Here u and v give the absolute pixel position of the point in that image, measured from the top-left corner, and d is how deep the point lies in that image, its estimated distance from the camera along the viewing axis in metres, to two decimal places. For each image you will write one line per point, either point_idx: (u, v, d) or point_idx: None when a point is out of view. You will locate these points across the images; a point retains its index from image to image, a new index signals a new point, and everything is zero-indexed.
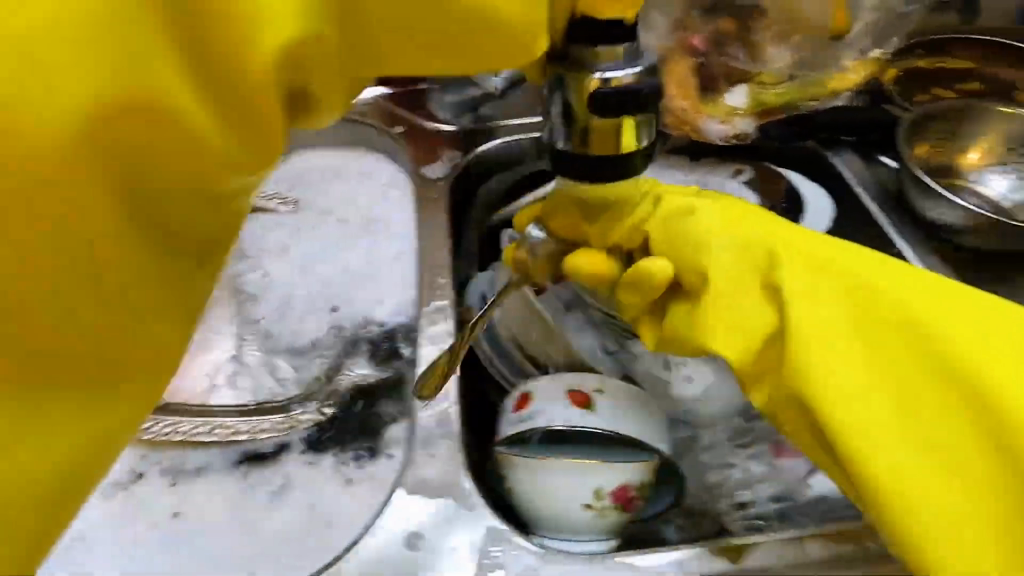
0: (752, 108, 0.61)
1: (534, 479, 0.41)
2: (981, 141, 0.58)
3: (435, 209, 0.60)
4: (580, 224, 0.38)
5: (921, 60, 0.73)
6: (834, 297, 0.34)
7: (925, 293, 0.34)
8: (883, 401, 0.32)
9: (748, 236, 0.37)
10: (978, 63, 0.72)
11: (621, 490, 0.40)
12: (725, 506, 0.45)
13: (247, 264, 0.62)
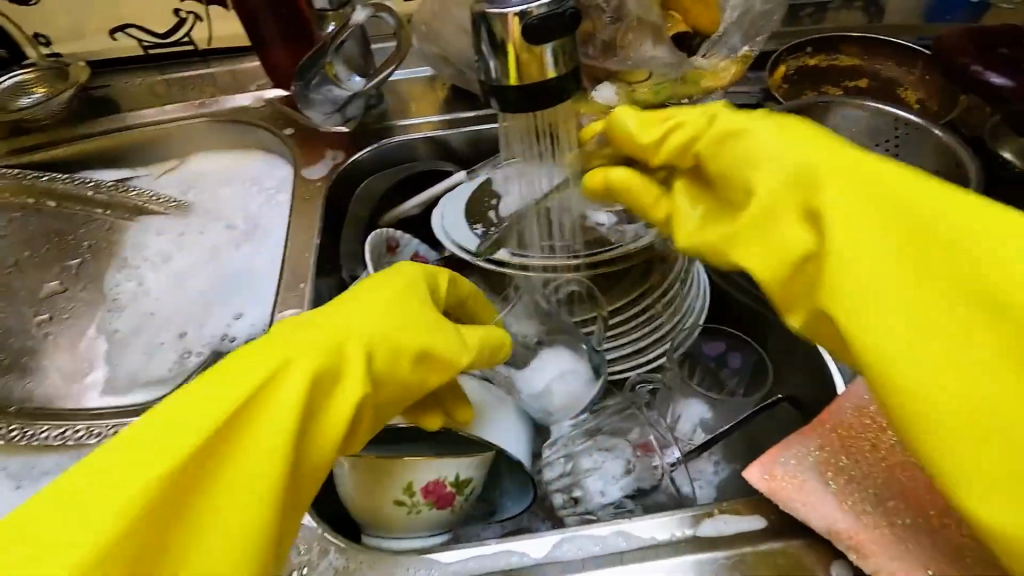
0: (628, 106, 0.60)
1: (351, 477, 0.40)
2: (841, 137, 0.59)
3: (308, 210, 0.61)
4: (636, 140, 0.39)
5: (811, 58, 0.73)
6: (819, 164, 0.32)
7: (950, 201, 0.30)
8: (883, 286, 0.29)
9: (779, 140, 0.34)
10: (861, 59, 0.72)
11: (436, 486, 0.40)
12: (562, 500, 0.49)
13: (127, 275, 0.63)
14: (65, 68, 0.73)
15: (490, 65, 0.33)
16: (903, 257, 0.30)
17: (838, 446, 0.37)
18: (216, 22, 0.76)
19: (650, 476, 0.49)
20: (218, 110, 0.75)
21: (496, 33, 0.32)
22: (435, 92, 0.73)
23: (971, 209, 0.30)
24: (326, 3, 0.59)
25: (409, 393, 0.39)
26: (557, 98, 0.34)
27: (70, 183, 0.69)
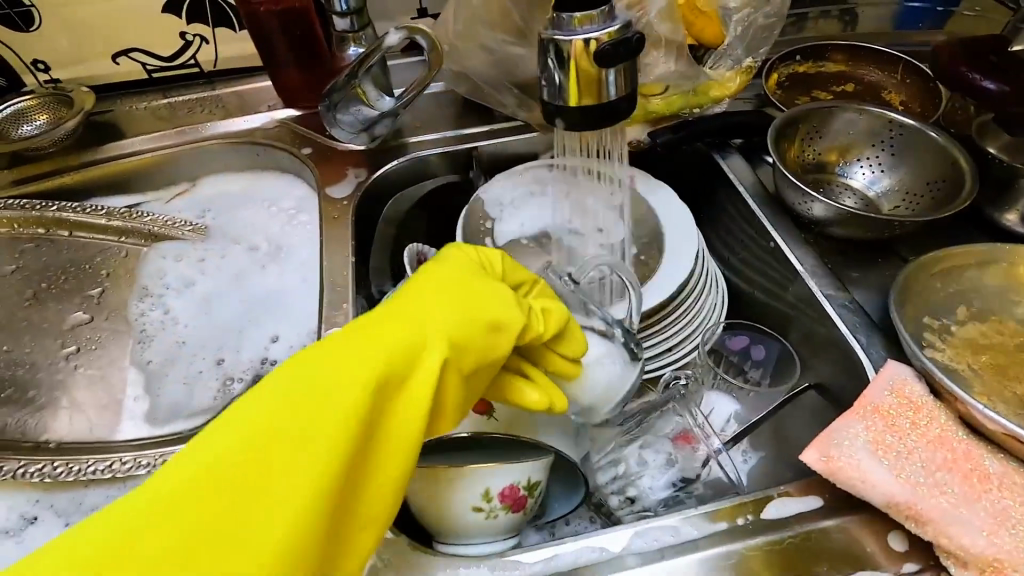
0: (643, 117, 0.64)
1: (424, 486, 0.41)
2: (842, 139, 0.63)
3: (337, 228, 0.61)
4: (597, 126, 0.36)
5: (801, 66, 0.78)
6: None
7: None
8: None
9: None
10: (848, 66, 0.78)
11: (511, 490, 0.41)
12: (618, 501, 0.51)
13: (150, 302, 0.62)
14: (67, 94, 0.72)
15: (557, 84, 0.35)
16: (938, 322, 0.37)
17: (882, 425, 0.40)
18: (222, 44, 0.76)
19: (693, 466, 0.52)
20: (228, 132, 0.73)
21: (565, 54, 0.34)
22: (449, 108, 0.75)
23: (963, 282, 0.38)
24: (348, 25, 0.61)
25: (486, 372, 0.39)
26: (617, 115, 0.36)
27: (81, 211, 0.68)
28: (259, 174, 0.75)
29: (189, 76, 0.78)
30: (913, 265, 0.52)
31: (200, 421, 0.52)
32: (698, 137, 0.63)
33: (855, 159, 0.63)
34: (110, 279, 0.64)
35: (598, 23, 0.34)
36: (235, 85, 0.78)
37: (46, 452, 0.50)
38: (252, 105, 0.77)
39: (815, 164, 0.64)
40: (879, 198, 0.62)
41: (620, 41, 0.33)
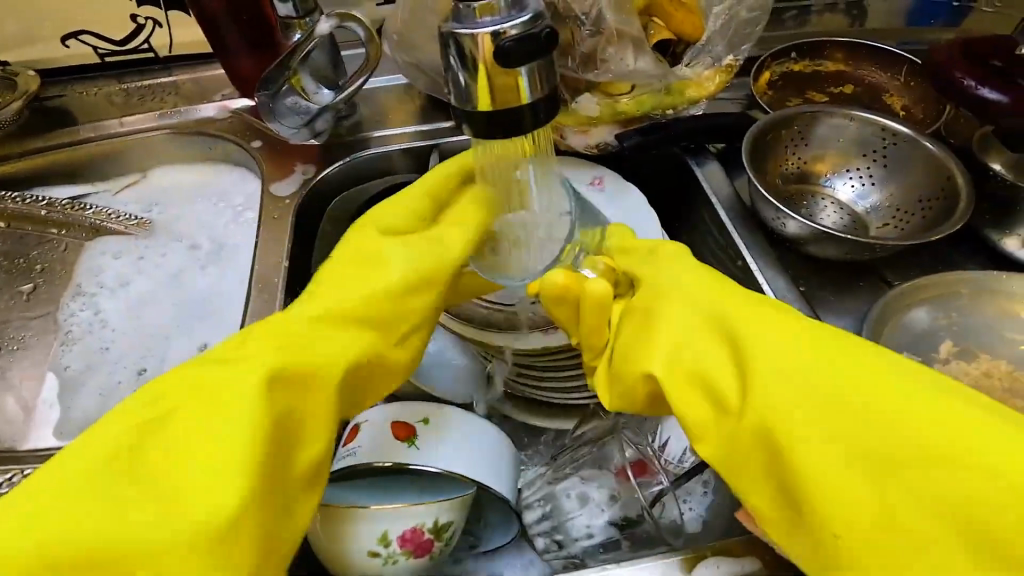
0: (611, 117, 0.57)
1: (318, 528, 0.38)
2: (829, 148, 0.57)
3: (274, 231, 0.58)
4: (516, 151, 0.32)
5: (796, 64, 0.72)
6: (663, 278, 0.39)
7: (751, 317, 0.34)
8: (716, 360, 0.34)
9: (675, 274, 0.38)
10: (847, 66, 0.71)
11: (414, 534, 0.38)
12: (545, 544, 0.47)
13: (82, 302, 0.59)
14: (14, 79, 0.69)
15: (462, 85, 0.30)
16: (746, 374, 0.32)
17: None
18: (177, 29, 0.72)
19: (634, 503, 0.47)
20: (177, 121, 0.70)
21: (468, 52, 0.29)
22: (410, 102, 0.70)
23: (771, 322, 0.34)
24: (290, 11, 0.56)
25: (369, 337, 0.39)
26: (534, 123, 0.32)
27: (22, 202, 0.65)
28: (210, 167, 0.71)
29: (142, 61, 0.74)
30: (896, 293, 0.47)
31: None
32: (669, 143, 0.58)
33: (843, 170, 0.57)
34: (48, 274, 0.62)
35: (503, 16, 0.29)
36: (190, 72, 0.74)
37: None
38: (204, 93, 0.73)
39: (798, 175, 0.58)
40: (867, 214, 0.56)
41: (529, 37, 0.29)
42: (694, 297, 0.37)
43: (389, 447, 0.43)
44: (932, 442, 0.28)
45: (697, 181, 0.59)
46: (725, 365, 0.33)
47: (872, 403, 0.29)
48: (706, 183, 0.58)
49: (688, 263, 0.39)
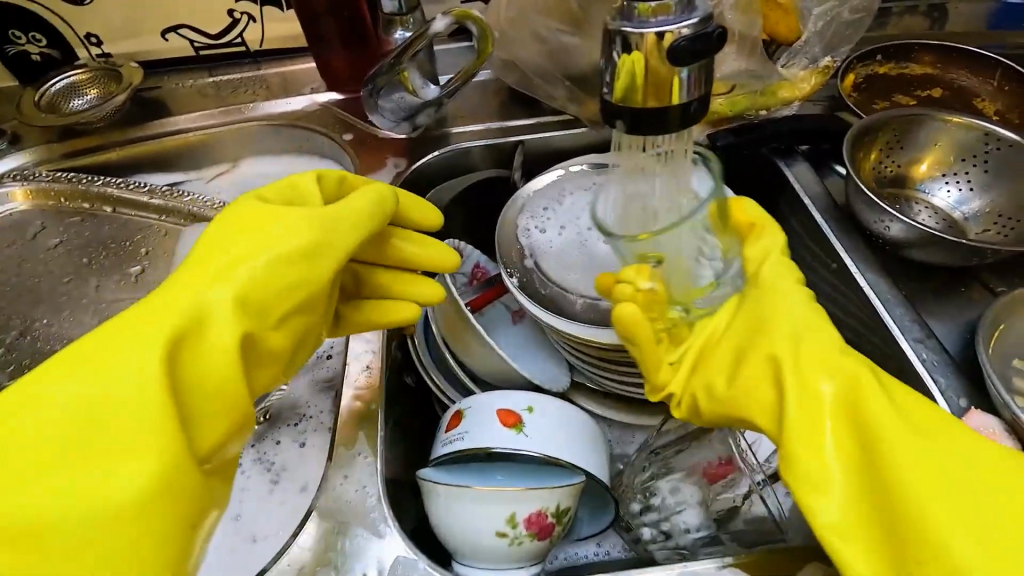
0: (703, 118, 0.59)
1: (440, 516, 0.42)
2: (928, 152, 0.57)
3: None
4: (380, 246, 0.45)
5: (882, 66, 0.71)
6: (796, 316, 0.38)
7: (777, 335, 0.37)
8: (753, 352, 0.38)
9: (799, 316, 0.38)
10: (935, 68, 0.70)
11: (538, 517, 0.39)
12: (652, 534, 0.48)
13: None
14: (117, 69, 0.72)
15: (617, 85, 0.32)
16: (839, 411, 0.34)
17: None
18: (270, 24, 0.74)
19: (729, 499, 0.48)
20: (272, 115, 0.72)
21: (634, 52, 0.30)
22: (493, 98, 0.71)
23: (800, 349, 0.36)
24: (396, 8, 0.59)
25: (279, 358, 0.38)
26: (683, 124, 0.32)
27: (125, 187, 0.68)
28: (300, 158, 0.74)
29: (234, 52, 0.77)
30: (1010, 301, 0.46)
31: None
32: (761, 144, 0.58)
33: (942, 175, 0.57)
34: (151, 258, 0.64)
35: (674, 18, 0.30)
36: (279, 65, 0.77)
37: None
38: (293, 86, 0.75)
39: (894, 179, 0.58)
40: (966, 220, 0.55)
41: (701, 36, 0.29)
42: (795, 321, 0.38)
43: (499, 433, 0.45)
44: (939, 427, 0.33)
45: (792, 179, 0.59)
46: (831, 414, 0.34)
47: (960, 441, 0.32)
48: (798, 184, 0.58)
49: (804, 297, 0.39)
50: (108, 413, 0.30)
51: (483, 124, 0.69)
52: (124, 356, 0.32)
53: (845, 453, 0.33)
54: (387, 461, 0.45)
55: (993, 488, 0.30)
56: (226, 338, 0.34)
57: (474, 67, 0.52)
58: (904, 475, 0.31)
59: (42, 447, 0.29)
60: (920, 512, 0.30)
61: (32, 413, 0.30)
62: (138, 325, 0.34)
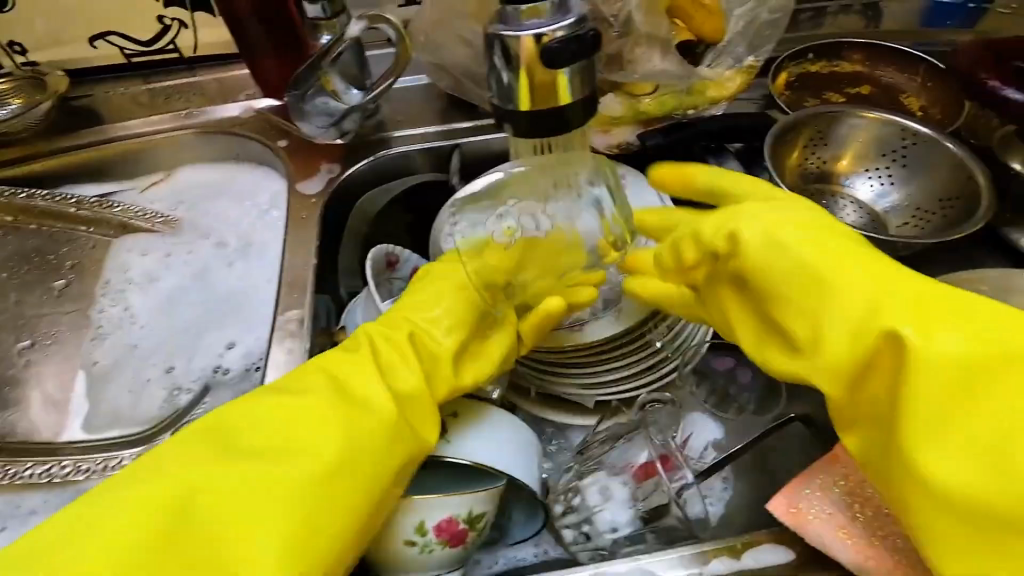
0: (633, 118, 0.60)
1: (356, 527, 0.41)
2: (849, 148, 0.58)
3: (301, 230, 0.59)
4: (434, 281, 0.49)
5: (814, 64, 0.72)
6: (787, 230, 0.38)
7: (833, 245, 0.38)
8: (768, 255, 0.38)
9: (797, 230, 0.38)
10: (863, 66, 0.72)
11: (449, 524, 0.38)
12: (573, 536, 0.48)
13: (113, 297, 0.60)
14: (43, 78, 0.70)
15: (501, 89, 0.32)
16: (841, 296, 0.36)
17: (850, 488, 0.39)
18: (202, 30, 0.73)
19: (655, 500, 0.48)
20: (206, 121, 0.71)
21: (513, 55, 0.30)
22: (431, 102, 0.71)
23: (819, 254, 0.37)
24: (320, 12, 0.58)
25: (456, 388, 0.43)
26: (571, 125, 0.32)
27: (51, 200, 0.66)
28: (237, 165, 0.72)
29: (168, 59, 0.75)
30: None
31: (146, 415, 0.52)
32: (689, 143, 0.59)
33: (863, 170, 0.58)
34: (77, 270, 0.62)
35: (548, 20, 0.30)
36: (215, 71, 0.76)
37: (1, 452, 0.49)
38: (230, 92, 0.74)
39: (818, 175, 0.59)
40: (887, 213, 0.56)
41: (576, 38, 0.30)
42: (787, 237, 0.38)
43: None
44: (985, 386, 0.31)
45: None
46: (846, 292, 0.35)
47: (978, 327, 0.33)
48: None
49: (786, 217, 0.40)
50: (288, 463, 0.36)
51: (420, 128, 0.68)
52: (290, 427, 0.38)
53: (914, 348, 0.33)
54: None
55: (1001, 370, 0.31)
56: (377, 397, 0.39)
57: (394, 70, 0.52)
58: (909, 397, 0.32)
59: (225, 508, 0.34)
60: (937, 392, 0.32)
61: (208, 487, 0.35)
62: (296, 409, 0.38)
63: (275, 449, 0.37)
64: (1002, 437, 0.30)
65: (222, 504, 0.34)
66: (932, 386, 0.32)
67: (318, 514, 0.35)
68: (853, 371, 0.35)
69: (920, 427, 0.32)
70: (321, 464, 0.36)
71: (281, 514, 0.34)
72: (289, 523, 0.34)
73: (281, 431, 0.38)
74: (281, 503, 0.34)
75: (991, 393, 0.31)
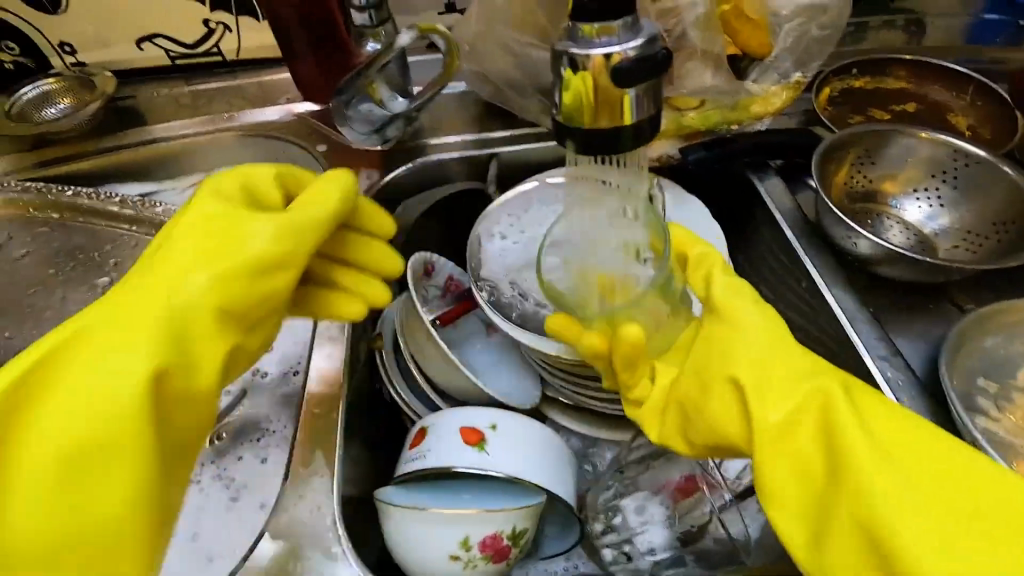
0: (675, 132, 0.60)
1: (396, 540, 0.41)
2: (898, 168, 0.57)
3: None
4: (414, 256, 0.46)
5: (858, 80, 0.71)
6: (754, 320, 0.39)
7: (755, 331, 0.39)
8: (718, 340, 0.39)
9: (754, 315, 0.40)
10: (908, 83, 0.70)
11: (494, 540, 0.38)
12: (613, 555, 0.47)
13: None
14: (91, 78, 0.71)
15: (565, 104, 0.31)
16: (816, 398, 0.36)
17: None
18: (245, 34, 0.74)
19: (696, 522, 0.48)
20: (247, 124, 0.72)
21: (582, 70, 0.30)
22: (469, 110, 0.71)
23: (766, 337, 0.39)
24: (366, 20, 0.59)
25: (262, 337, 0.42)
26: (634, 143, 0.32)
27: (96, 198, 0.67)
28: (275, 168, 0.73)
29: (211, 61, 0.76)
30: (979, 318, 0.46)
31: None
32: (733, 158, 0.58)
33: (912, 191, 0.57)
34: (119, 269, 0.63)
35: (620, 38, 0.29)
36: (256, 74, 0.77)
37: None
38: (270, 96, 0.75)
39: (865, 194, 0.57)
40: (936, 236, 0.55)
41: (647, 58, 0.29)
42: (757, 342, 0.38)
43: (461, 452, 0.44)
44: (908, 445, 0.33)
45: (762, 194, 0.59)
46: (806, 397, 0.36)
47: (911, 444, 0.33)
48: (768, 199, 0.58)
49: (761, 308, 0.40)
50: (89, 386, 0.34)
51: (458, 136, 0.68)
52: (111, 339, 0.36)
53: (835, 455, 0.33)
54: (347, 479, 0.45)
55: (944, 486, 0.32)
56: (207, 364, 0.38)
57: (443, 80, 0.52)
58: (872, 502, 0.32)
59: (51, 422, 0.34)
60: (860, 498, 0.32)
61: (40, 374, 0.35)
62: (132, 309, 0.37)
63: (104, 364, 0.35)
64: (942, 548, 0.30)
65: (80, 411, 0.34)
66: (869, 443, 0.33)
67: (113, 452, 0.34)
68: (771, 456, 0.35)
69: (873, 543, 0.31)
70: (130, 396, 0.34)
71: (66, 443, 0.33)
72: (79, 457, 0.33)
73: (138, 337, 0.36)
74: (78, 435, 0.33)
75: (896, 498, 0.31)
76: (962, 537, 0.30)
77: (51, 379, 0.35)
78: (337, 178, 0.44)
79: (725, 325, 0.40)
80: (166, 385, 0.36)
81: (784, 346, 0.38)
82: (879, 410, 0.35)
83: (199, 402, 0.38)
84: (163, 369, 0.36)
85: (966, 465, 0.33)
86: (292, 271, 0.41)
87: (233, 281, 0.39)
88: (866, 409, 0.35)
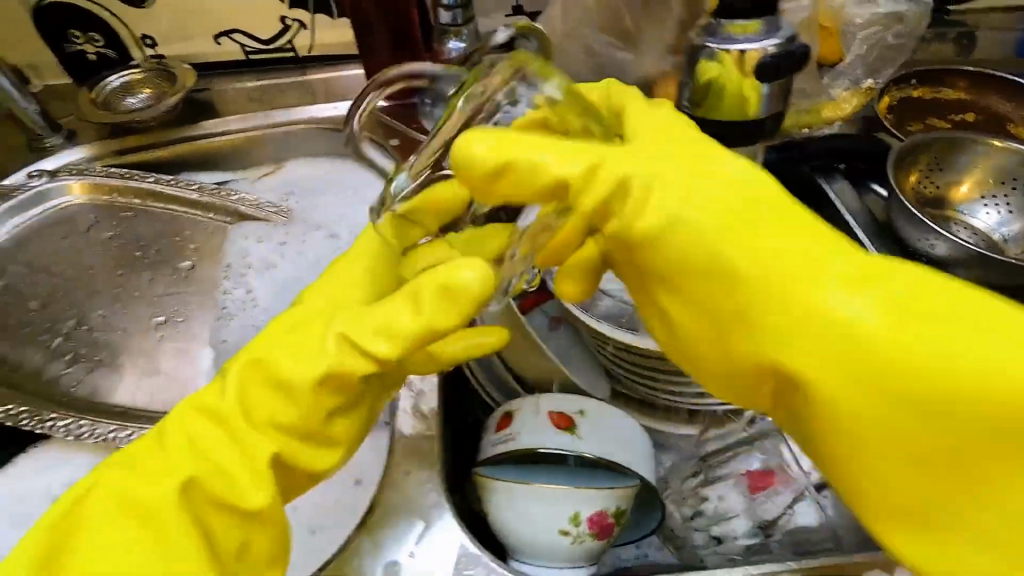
0: None
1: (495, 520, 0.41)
2: (968, 175, 0.58)
3: None
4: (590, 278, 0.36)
5: (916, 90, 0.73)
6: (707, 202, 0.30)
7: (730, 204, 0.30)
8: (712, 227, 0.29)
9: (705, 187, 0.30)
10: (967, 93, 0.72)
11: (600, 516, 0.39)
12: (703, 540, 0.49)
13: (234, 281, 0.63)
14: (171, 70, 0.74)
15: (699, 96, 0.37)
16: (767, 279, 0.29)
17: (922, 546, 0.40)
18: (320, 31, 0.77)
19: (777, 509, 0.48)
20: (319, 119, 0.74)
21: (719, 63, 0.35)
22: None
23: (738, 203, 0.30)
24: (451, 19, 0.61)
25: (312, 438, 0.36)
26: (755, 125, 0.38)
27: (175, 185, 0.69)
28: (343, 162, 0.75)
29: (283, 57, 0.79)
30: None
31: None
32: (804, 161, 0.60)
33: (981, 197, 0.58)
34: (199, 253, 0.66)
35: None
36: (325, 71, 0.79)
37: (139, 420, 0.51)
38: (340, 92, 0.77)
39: (934, 200, 0.59)
40: (1006, 242, 0.57)
41: None
42: (681, 198, 0.30)
43: (552, 435, 0.45)
44: (936, 322, 0.26)
45: (832, 196, 0.60)
46: (814, 281, 0.28)
47: (926, 319, 0.26)
48: (838, 201, 0.60)
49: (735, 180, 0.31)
50: (168, 496, 0.33)
51: None
52: (179, 466, 0.34)
53: (777, 329, 0.29)
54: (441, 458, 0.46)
55: (963, 362, 0.25)
56: (258, 454, 0.35)
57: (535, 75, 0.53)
58: (809, 375, 0.28)
59: (122, 513, 0.33)
60: (780, 375, 0.29)
61: (93, 518, 0.33)
62: (155, 462, 0.35)
63: (133, 483, 0.34)
64: (922, 458, 0.27)
65: (110, 518, 0.32)
66: (858, 331, 0.27)
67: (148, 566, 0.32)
68: (689, 345, 0.32)
69: (830, 447, 0.29)
70: (167, 530, 0.32)
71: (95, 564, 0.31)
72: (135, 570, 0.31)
73: (188, 469, 0.34)
74: (112, 564, 0.31)
75: (847, 404, 0.28)
76: (952, 431, 0.26)
77: (99, 504, 0.33)
78: (475, 268, 0.32)
79: (658, 232, 0.30)
80: (207, 488, 0.34)
81: (765, 218, 0.30)
82: (837, 262, 0.29)
83: (267, 509, 0.35)
84: (206, 477, 0.34)
85: (993, 336, 0.25)
86: (371, 369, 0.33)
87: (272, 408, 0.35)
88: (793, 284, 0.28)
